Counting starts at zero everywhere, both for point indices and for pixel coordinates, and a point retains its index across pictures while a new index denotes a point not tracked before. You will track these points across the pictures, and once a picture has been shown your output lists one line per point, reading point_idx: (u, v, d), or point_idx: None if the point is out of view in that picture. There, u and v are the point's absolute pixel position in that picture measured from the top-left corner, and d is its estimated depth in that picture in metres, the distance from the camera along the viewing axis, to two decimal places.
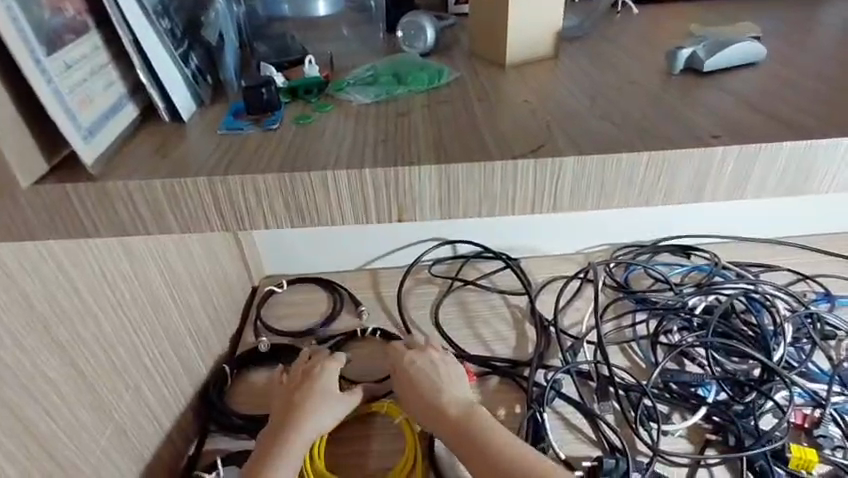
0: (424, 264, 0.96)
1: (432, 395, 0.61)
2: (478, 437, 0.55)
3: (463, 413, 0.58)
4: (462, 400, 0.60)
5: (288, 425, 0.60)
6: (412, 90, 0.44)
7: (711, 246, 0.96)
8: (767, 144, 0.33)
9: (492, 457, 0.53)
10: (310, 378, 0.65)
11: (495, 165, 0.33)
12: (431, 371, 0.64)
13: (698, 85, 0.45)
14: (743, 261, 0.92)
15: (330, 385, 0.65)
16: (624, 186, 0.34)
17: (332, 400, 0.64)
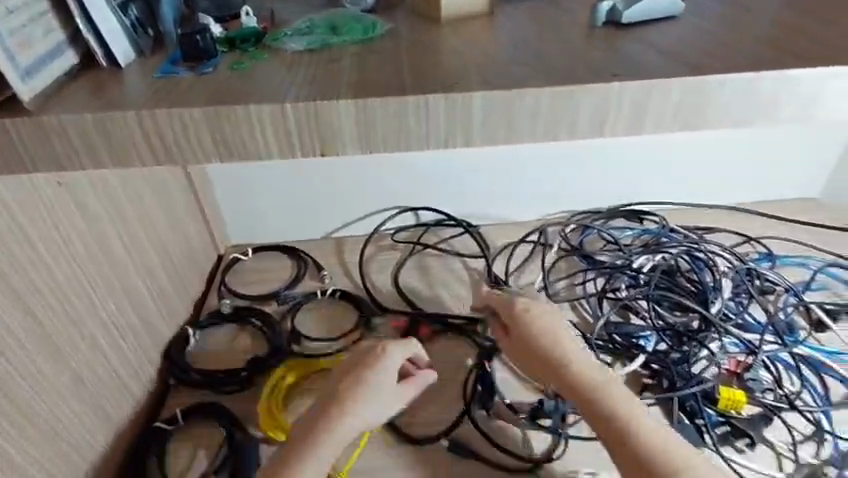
0: (386, 232, 0.97)
1: (556, 353, 0.55)
2: (618, 412, 0.51)
3: (592, 381, 0.53)
4: (586, 365, 0.54)
5: (332, 426, 0.54)
6: (346, 40, 0.45)
7: (666, 211, 0.99)
8: (658, 81, 0.36)
9: (625, 436, 0.49)
10: (364, 370, 0.57)
11: (408, 99, 0.35)
12: (552, 323, 0.57)
13: (624, 36, 0.47)
14: (692, 225, 0.95)
15: (385, 374, 0.58)
16: (529, 120, 0.36)
17: (381, 398, 0.57)
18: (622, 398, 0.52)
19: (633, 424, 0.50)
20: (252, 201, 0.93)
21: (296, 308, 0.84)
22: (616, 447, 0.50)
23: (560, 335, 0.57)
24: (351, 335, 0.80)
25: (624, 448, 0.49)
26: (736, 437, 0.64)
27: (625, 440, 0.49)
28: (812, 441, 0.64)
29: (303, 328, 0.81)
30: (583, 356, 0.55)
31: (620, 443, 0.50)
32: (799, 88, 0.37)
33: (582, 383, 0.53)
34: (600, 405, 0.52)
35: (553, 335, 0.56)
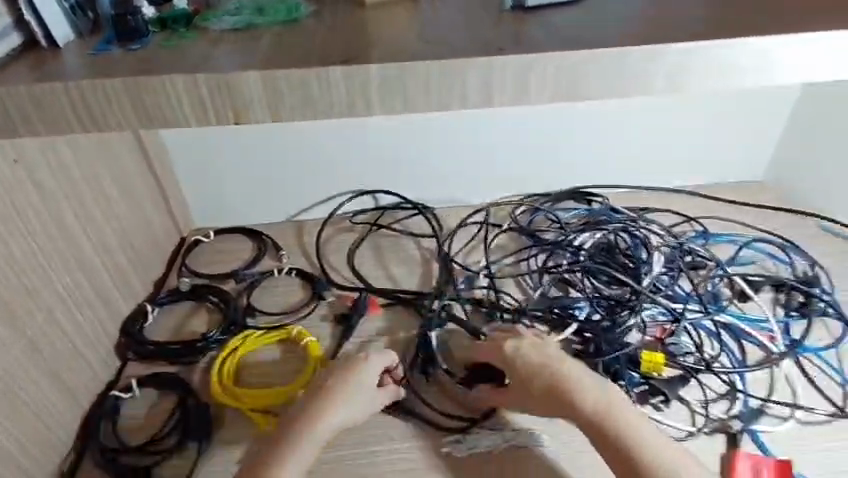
0: (344, 215, 1.00)
1: (542, 368, 0.61)
2: (609, 419, 0.57)
3: (587, 393, 0.59)
4: (579, 378, 0.60)
5: (317, 418, 0.60)
6: (270, 22, 0.49)
7: (618, 194, 1.01)
8: (536, 56, 0.40)
9: (611, 432, 0.56)
10: (346, 371, 0.64)
11: (310, 72, 0.39)
12: (542, 350, 0.63)
13: (531, 17, 0.50)
14: (635, 205, 0.98)
15: (362, 382, 0.65)
16: (422, 91, 0.40)
17: (361, 395, 0.64)
18: (615, 406, 0.58)
19: (628, 430, 0.56)
20: (213, 181, 0.94)
21: (253, 286, 0.87)
22: (604, 445, 0.57)
23: (551, 357, 0.62)
24: (303, 309, 0.84)
25: (610, 442, 0.56)
26: (652, 395, 0.69)
27: (623, 444, 0.55)
28: (726, 400, 0.68)
29: (258, 304, 0.85)
30: (575, 369, 0.61)
31: (613, 447, 0.56)
32: (667, 61, 0.41)
33: (579, 396, 0.58)
34: (597, 415, 0.57)
35: (545, 358, 0.62)
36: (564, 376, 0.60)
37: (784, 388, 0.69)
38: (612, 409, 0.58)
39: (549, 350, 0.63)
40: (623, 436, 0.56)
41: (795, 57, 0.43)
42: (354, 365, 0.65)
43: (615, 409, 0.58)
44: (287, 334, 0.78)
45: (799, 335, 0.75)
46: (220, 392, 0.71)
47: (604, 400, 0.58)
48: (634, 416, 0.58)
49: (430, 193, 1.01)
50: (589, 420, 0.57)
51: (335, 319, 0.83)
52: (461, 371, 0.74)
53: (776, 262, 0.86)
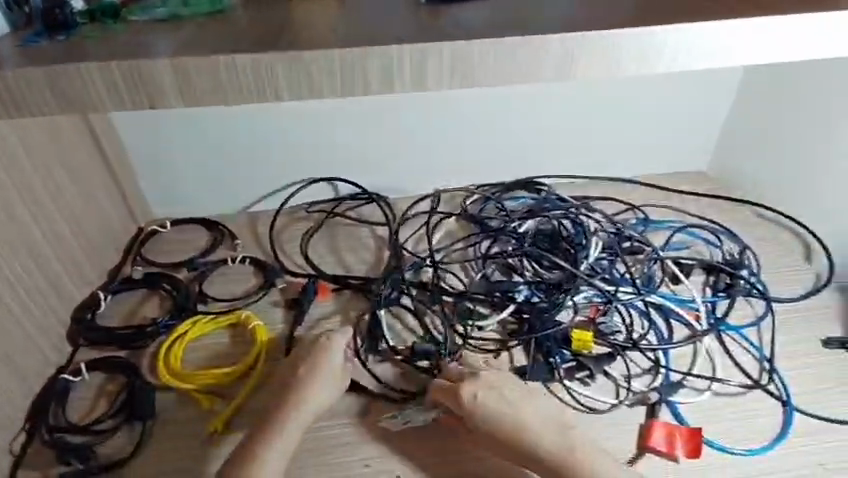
0: (299, 206, 1.01)
1: (500, 429, 0.61)
2: (570, 465, 0.59)
3: (561, 453, 0.60)
4: (546, 436, 0.61)
5: (287, 414, 0.64)
6: (195, 13, 0.51)
7: (568, 184, 1.03)
8: (430, 45, 0.43)
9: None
10: (312, 359, 0.69)
11: (220, 61, 0.42)
12: (503, 402, 0.63)
13: (444, 9, 0.52)
14: (589, 196, 1.00)
15: (329, 365, 0.69)
16: (325, 77, 0.43)
17: (332, 379, 0.68)
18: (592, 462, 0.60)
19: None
20: (166, 165, 0.95)
21: (205, 273, 0.89)
22: None
23: (516, 412, 0.62)
24: (253, 295, 0.86)
25: None
26: (579, 370, 0.73)
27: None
28: (649, 374, 0.73)
29: (210, 291, 0.87)
30: (542, 427, 0.61)
31: None
32: (555, 51, 0.45)
33: (556, 462, 0.60)
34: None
35: (510, 416, 0.62)
36: (534, 438, 0.61)
37: (705, 364, 0.74)
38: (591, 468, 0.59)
39: (511, 402, 0.63)
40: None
41: (673, 49, 0.46)
42: (320, 349, 0.70)
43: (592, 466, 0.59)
44: (236, 318, 0.81)
45: (723, 312, 0.79)
46: (166, 374, 0.74)
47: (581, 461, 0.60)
48: (611, 466, 0.60)
49: (386, 182, 1.02)
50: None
51: (285, 303, 0.85)
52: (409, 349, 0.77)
53: (708, 246, 0.90)
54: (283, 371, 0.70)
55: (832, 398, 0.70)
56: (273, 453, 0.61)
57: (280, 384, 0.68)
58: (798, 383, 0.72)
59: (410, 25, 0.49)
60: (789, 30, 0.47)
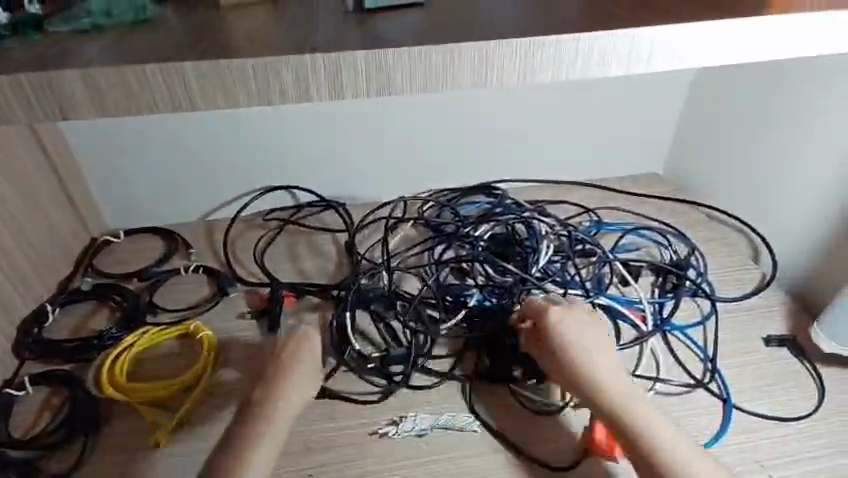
0: (256, 214, 1.01)
1: (569, 357, 0.63)
2: (628, 419, 0.59)
3: (617, 397, 0.60)
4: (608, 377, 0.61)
5: (272, 402, 0.60)
6: (118, 25, 0.51)
7: (524, 188, 1.04)
8: (344, 54, 0.43)
9: (629, 431, 0.58)
10: (291, 352, 0.65)
11: (131, 70, 0.42)
12: (580, 333, 0.65)
13: (370, 19, 0.52)
14: (543, 199, 1.01)
15: (308, 358, 0.65)
16: (241, 85, 0.43)
17: (313, 372, 0.65)
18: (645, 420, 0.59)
19: (655, 449, 0.56)
20: (121, 173, 0.95)
21: (156, 284, 0.88)
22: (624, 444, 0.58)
23: (584, 345, 0.64)
24: (204, 306, 0.85)
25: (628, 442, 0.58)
26: (528, 377, 0.74)
27: (646, 462, 0.56)
28: None
29: (161, 302, 0.86)
30: (606, 367, 0.62)
31: (632, 448, 0.57)
32: (469, 58, 0.45)
33: (609, 403, 0.60)
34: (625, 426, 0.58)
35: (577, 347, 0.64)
36: (593, 374, 0.62)
37: (650, 364, 0.75)
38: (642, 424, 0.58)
39: (585, 338, 0.64)
40: (649, 455, 0.56)
41: (591, 54, 0.47)
42: (298, 342, 0.66)
43: (643, 421, 0.58)
44: (186, 329, 0.80)
45: (669, 313, 0.81)
46: (110, 385, 0.73)
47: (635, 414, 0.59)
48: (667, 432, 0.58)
49: (343, 189, 1.02)
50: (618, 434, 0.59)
51: (253, 313, 0.83)
52: (371, 357, 0.76)
53: (658, 248, 0.91)
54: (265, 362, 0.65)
55: (771, 395, 0.72)
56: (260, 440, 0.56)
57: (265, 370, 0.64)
58: (737, 381, 0.74)
59: (333, 31, 0.49)
60: (702, 38, 0.48)
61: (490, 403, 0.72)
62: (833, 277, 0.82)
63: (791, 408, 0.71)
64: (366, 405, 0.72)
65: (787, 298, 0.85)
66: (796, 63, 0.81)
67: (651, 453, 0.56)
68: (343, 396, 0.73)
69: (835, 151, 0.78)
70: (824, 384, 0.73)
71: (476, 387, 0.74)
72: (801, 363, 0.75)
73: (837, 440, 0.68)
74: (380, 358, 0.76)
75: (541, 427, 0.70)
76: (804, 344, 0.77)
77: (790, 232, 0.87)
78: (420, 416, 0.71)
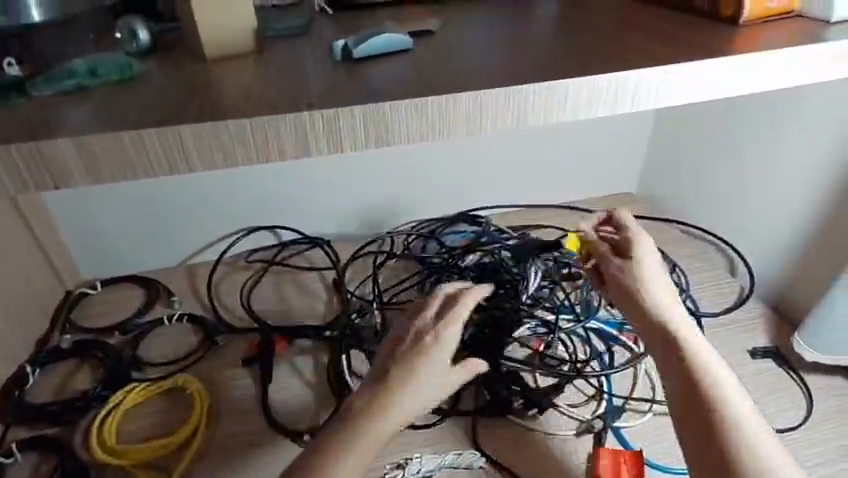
0: (239, 255, 1.00)
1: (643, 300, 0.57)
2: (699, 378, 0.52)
3: (693, 351, 0.54)
4: (682, 330, 0.56)
5: (376, 405, 0.49)
6: (103, 82, 0.51)
7: (506, 214, 1.06)
8: (342, 108, 0.44)
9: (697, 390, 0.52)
10: (419, 345, 0.51)
11: (126, 135, 0.41)
12: (654, 279, 0.59)
13: (361, 67, 0.54)
14: (525, 224, 1.03)
15: (438, 359, 0.51)
16: (240, 145, 0.43)
17: (437, 378, 0.50)
18: (717, 378, 0.53)
19: (718, 411, 0.51)
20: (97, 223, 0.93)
21: (140, 335, 0.85)
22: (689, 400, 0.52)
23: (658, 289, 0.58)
24: (192, 357, 0.82)
25: (693, 401, 0.52)
26: (529, 407, 0.73)
27: (706, 420, 0.50)
28: (595, 400, 0.75)
29: (146, 355, 0.83)
30: (681, 318, 0.57)
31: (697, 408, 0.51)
32: (464, 106, 0.46)
33: (684, 352, 0.54)
34: (693, 380, 0.52)
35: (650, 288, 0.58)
36: (669, 327, 0.56)
37: (645, 385, 0.77)
38: (712, 383, 0.52)
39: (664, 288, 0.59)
40: (712, 413, 0.50)
41: (580, 96, 0.49)
42: (428, 334, 0.52)
43: (716, 383, 0.52)
44: (174, 384, 0.77)
45: None
46: (100, 451, 0.69)
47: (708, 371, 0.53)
48: (739, 398, 0.52)
49: (326, 225, 1.02)
50: (682, 386, 0.53)
51: (245, 360, 0.80)
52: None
53: None
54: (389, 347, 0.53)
55: (764, 407, 0.74)
56: (349, 450, 0.48)
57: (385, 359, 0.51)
58: None
59: (326, 82, 0.50)
60: (679, 77, 0.51)
61: (494, 439, 0.71)
62: (805, 287, 0.85)
63: (784, 419, 0.72)
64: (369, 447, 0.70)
65: (764, 308, 0.88)
66: (758, 95, 0.86)
67: (715, 414, 0.50)
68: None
69: (797, 172, 0.83)
70: (811, 392, 0.76)
71: (478, 422, 0.73)
72: (787, 373, 0.78)
73: (833, 448, 0.69)
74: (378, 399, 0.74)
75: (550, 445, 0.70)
76: (787, 354, 0.80)
77: (762, 245, 0.91)
78: (425, 457, 0.69)
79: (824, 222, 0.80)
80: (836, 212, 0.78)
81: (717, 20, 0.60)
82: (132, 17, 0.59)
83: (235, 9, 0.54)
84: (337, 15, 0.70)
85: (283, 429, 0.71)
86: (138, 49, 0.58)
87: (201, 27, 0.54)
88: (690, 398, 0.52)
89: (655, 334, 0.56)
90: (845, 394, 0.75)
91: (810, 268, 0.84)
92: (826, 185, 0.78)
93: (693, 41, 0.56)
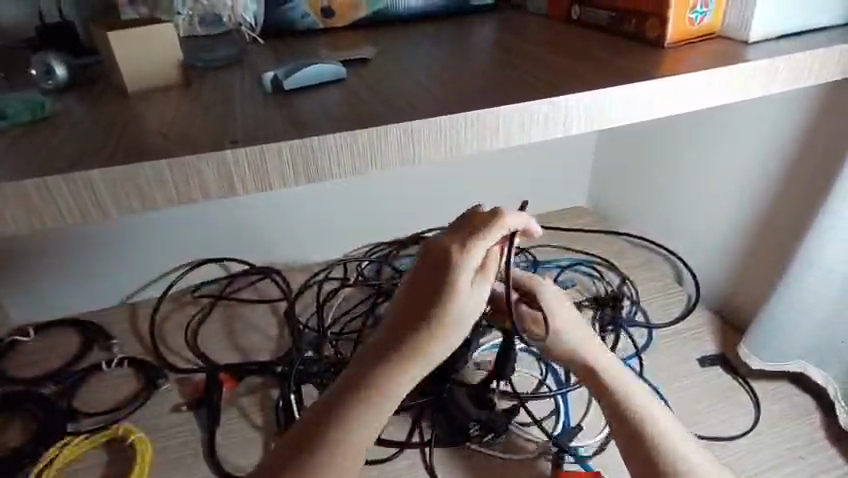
0: (184, 290, 0.96)
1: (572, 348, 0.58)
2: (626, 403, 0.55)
3: (613, 379, 0.57)
4: (614, 371, 0.57)
5: (396, 374, 0.45)
6: (14, 123, 0.48)
7: None
8: (267, 145, 0.42)
9: (627, 414, 0.54)
10: (447, 303, 0.44)
11: (29, 183, 0.39)
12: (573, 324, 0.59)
13: (291, 97, 0.53)
14: None
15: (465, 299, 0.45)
16: (158, 189, 0.41)
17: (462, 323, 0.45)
18: (648, 413, 0.54)
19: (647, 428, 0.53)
20: (29, 265, 0.88)
21: (76, 383, 0.80)
22: (620, 426, 0.54)
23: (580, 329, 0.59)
24: (132, 404, 0.77)
25: (625, 424, 0.54)
26: (485, 433, 0.72)
27: (639, 441, 0.53)
28: (553, 414, 0.76)
29: (82, 404, 0.78)
30: (606, 356, 0.58)
31: (627, 430, 0.54)
32: (396, 137, 0.45)
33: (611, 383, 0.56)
34: (620, 407, 0.55)
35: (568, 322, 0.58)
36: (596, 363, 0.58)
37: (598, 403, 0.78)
38: (644, 419, 0.54)
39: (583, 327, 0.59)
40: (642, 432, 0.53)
41: (513, 120, 0.49)
42: (449, 284, 0.44)
43: (647, 416, 0.54)
44: (115, 434, 0.72)
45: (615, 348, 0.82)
46: None
47: (641, 410, 0.54)
48: (670, 425, 0.54)
49: (275, 254, 1.00)
50: (621, 433, 0.54)
51: (190, 403, 0.77)
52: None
53: (593, 281, 0.94)
54: (410, 302, 0.46)
55: (716, 414, 0.75)
56: (361, 416, 0.45)
57: (404, 322, 0.46)
58: (686, 405, 0.76)
59: (255, 115, 0.49)
60: (610, 101, 0.52)
61: (453, 469, 0.69)
62: (742, 293, 0.89)
63: (733, 425, 0.74)
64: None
65: (710, 315, 0.90)
66: (692, 112, 0.89)
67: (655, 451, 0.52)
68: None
69: (733, 184, 0.85)
70: (757, 395, 0.78)
71: (434, 451, 0.71)
72: (735, 379, 0.80)
73: (781, 452, 0.71)
74: None
75: (508, 469, 0.69)
76: (734, 359, 0.82)
77: (704, 253, 0.94)
78: None
79: (760, 229, 0.83)
80: (771, 218, 0.81)
81: (643, 43, 0.62)
82: (50, 54, 0.57)
83: (156, 42, 0.52)
84: (271, 44, 0.70)
85: (228, 475, 0.67)
86: (56, 85, 0.55)
87: (123, 59, 0.52)
88: (633, 444, 0.53)
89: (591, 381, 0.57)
90: (787, 397, 0.78)
91: (752, 273, 0.86)
92: (759, 193, 0.82)
93: (621, 64, 0.57)
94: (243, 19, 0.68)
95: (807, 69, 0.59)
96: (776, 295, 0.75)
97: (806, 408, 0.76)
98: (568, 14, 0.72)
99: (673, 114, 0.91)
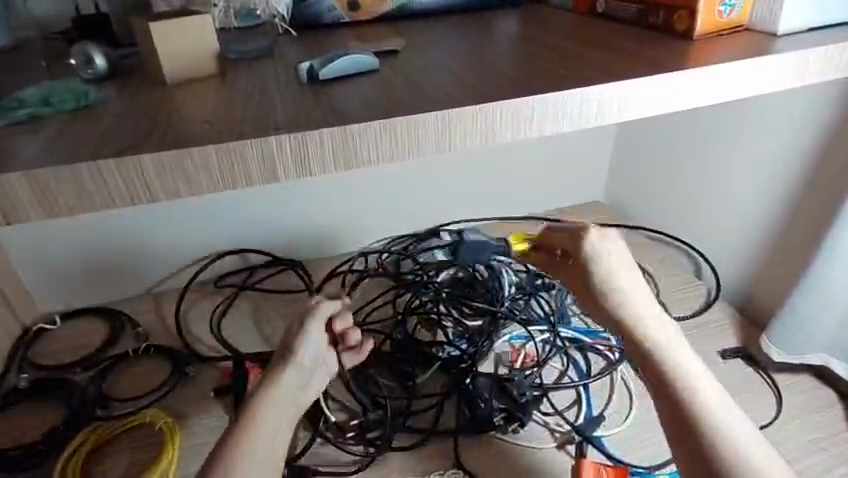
0: (207, 281, 0.98)
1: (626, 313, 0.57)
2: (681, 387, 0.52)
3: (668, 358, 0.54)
4: (668, 350, 0.55)
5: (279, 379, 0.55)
6: (57, 111, 0.49)
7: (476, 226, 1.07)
8: (310, 133, 0.43)
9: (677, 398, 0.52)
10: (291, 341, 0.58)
11: (80, 166, 0.40)
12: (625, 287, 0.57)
13: (327, 86, 0.54)
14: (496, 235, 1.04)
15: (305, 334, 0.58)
16: (205, 176, 0.42)
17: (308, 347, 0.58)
18: (700, 398, 0.52)
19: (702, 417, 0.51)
20: (55, 255, 0.90)
21: (103, 370, 0.82)
22: (672, 406, 0.52)
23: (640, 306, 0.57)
24: (157, 392, 0.78)
25: (677, 408, 0.52)
26: (510, 422, 0.72)
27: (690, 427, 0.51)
28: (574, 406, 0.76)
29: (110, 391, 0.79)
30: (667, 337, 0.56)
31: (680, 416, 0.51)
32: (433, 126, 0.46)
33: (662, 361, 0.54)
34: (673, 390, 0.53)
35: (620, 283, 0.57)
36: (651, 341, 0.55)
37: (622, 392, 0.79)
38: (697, 406, 0.51)
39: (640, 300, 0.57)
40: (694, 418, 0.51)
41: (545, 110, 0.50)
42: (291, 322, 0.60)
43: (709, 409, 0.51)
44: (142, 420, 0.73)
45: None
46: None
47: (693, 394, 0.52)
48: (729, 418, 0.51)
49: (296, 246, 1.01)
50: (677, 424, 0.51)
51: (217, 391, 0.78)
52: (348, 425, 0.73)
53: None
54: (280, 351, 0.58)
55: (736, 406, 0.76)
56: (254, 439, 0.49)
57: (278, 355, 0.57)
58: None
59: (293, 104, 0.49)
60: (640, 92, 0.52)
61: (479, 460, 0.69)
62: (763, 287, 0.89)
63: (755, 417, 0.74)
64: (342, 473, 0.68)
65: (730, 310, 0.91)
66: (714, 106, 0.89)
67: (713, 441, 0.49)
68: (316, 470, 0.68)
69: (755, 178, 0.86)
70: (779, 388, 0.78)
71: (460, 440, 0.71)
72: (756, 373, 0.80)
73: (803, 443, 0.71)
74: (360, 421, 0.73)
75: (531, 459, 0.70)
76: (753, 353, 0.82)
77: (727, 248, 0.94)
78: None
79: (782, 222, 0.83)
80: (796, 213, 0.81)
81: (672, 35, 0.63)
82: (88, 45, 0.58)
83: (194, 32, 0.53)
84: (301, 36, 0.71)
85: None
86: (95, 75, 0.56)
87: (162, 49, 0.52)
88: (688, 437, 0.50)
89: (645, 355, 0.55)
90: (809, 389, 0.78)
91: (773, 269, 0.86)
92: (783, 187, 0.82)
93: (651, 56, 0.58)
94: (276, 11, 0.70)
95: (835, 60, 0.59)
96: (799, 292, 0.75)
97: (827, 401, 0.76)
98: (596, 8, 0.73)
99: (694, 108, 0.92)
